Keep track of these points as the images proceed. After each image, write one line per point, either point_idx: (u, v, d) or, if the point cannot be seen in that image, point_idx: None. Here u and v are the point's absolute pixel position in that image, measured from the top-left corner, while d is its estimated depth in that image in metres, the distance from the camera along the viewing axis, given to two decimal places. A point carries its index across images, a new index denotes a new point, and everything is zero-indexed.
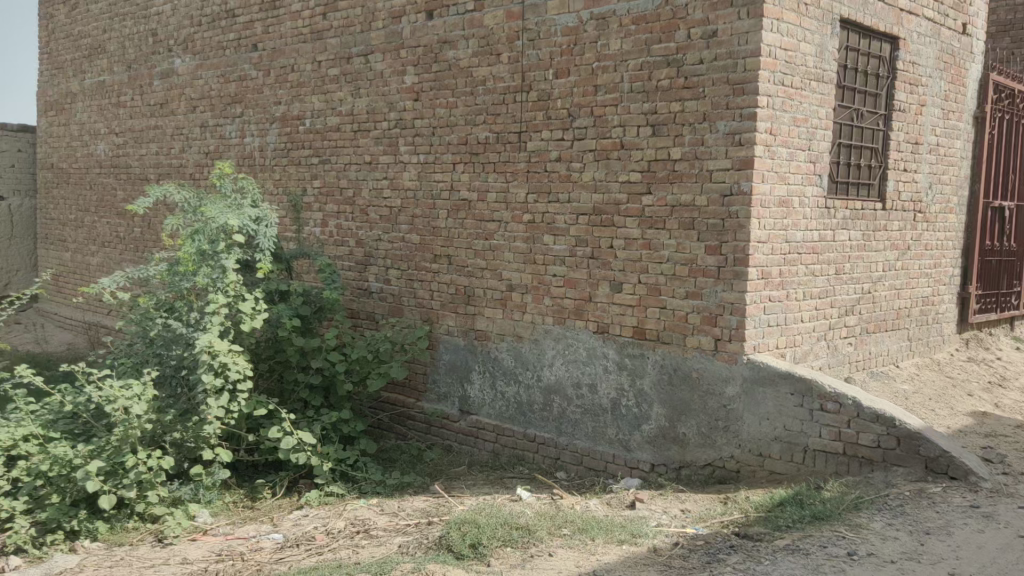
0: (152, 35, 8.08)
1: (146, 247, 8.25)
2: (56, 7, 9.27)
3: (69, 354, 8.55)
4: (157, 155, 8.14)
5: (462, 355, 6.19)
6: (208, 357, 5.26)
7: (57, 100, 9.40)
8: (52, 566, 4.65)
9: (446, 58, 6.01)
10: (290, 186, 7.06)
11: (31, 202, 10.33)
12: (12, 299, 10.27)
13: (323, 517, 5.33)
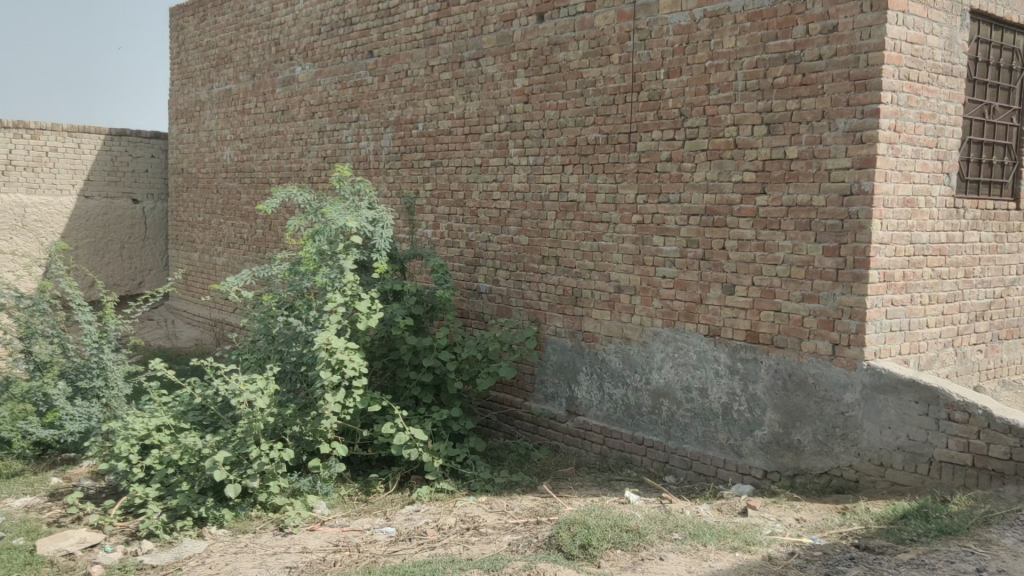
0: (275, 44, 8.43)
1: (268, 248, 8.62)
2: (187, 20, 9.79)
3: (198, 349, 9.00)
4: (279, 159, 8.48)
5: (570, 356, 6.20)
6: (326, 354, 5.45)
7: (187, 108, 9.92)
8: (182, 550, 4.90)
9: (557, 60, 6.03)
10: (404, 188, 7.23)
11: (164, 205, 10.97)
12: (146, 296, 10.86)
13: (433, 513, 5.43)
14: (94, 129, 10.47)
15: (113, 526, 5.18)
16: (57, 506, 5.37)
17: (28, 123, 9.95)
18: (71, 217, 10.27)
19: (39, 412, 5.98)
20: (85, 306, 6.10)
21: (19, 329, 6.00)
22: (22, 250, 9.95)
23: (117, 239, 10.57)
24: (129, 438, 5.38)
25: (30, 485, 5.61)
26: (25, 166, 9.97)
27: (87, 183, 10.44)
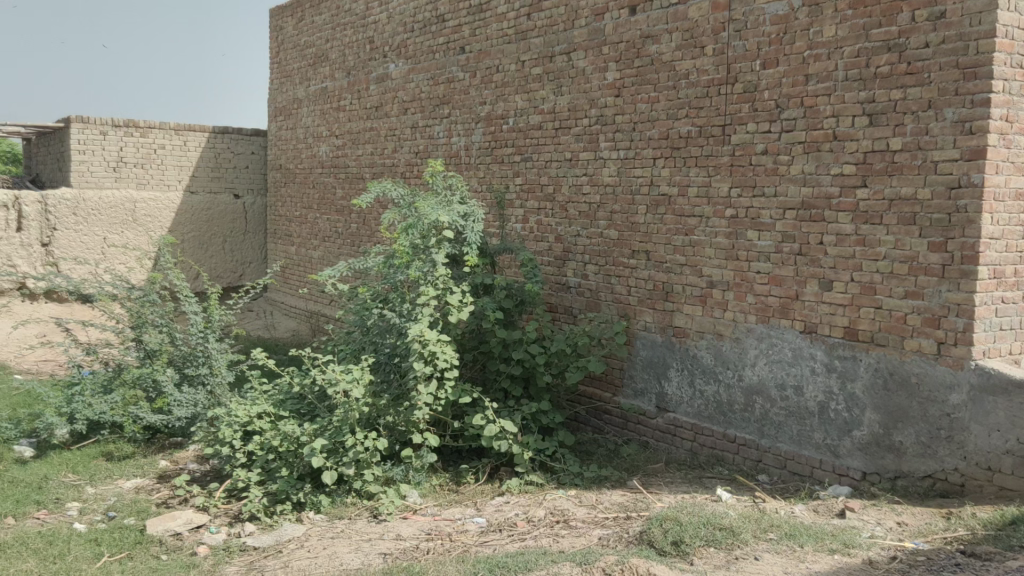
0: (369, 42, 8.60)
1: (362, 242, 8.82)
2: (285, 20, 10.09)
3: (295, 340, 9.28)
4: (373, 155, 8.66)
5: (660, 352, 6.15)
6: (419, 345, 5.54)
7: (285, 106, 10.22)
8: (282, 533, 5.07)
9: (649, 53, 5.98)
10: (494, 183, 7.29)
11: (263, 200, 11.37)
12: (247, 287, 11.30)
13: (523, 505, 5.47)
14: (199, 127, 10.89)
15: (218, 508, 5.39)
16: (166, 488, 5.62)
17: (138, 122, 10.41)
18: (178, 212, 10.61)
19: (149, 397, 6.27)
20: (191, 297, 6.37)
21: (130, 318, 6.26)
22: (132, 243, 10.25)
23: (219, 233, 10.95)
24: (233, 424, 5.63)
25: (140, 467, 5.89)
26: (134, 163, 10.45)
27: (192, 179, 10.88)
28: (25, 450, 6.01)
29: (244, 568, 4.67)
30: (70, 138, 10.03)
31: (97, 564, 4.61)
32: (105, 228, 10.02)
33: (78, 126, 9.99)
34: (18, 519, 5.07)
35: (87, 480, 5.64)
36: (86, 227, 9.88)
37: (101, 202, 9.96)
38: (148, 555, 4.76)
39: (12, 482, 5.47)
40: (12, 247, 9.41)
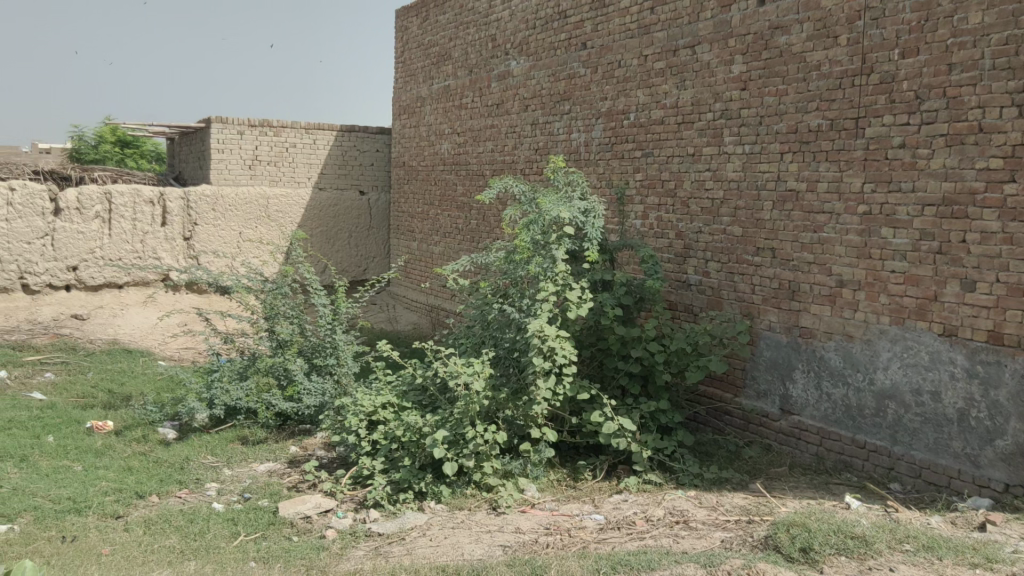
0: (491, 40, 8.71)
1: (481, 238, 8.96)
2: (410, 20, 10.31)
3: (418, 336, 9.53)
4: (493, 152, 8.77)
5: (785, 353, 5.96)
6: (539, 341, 5.56)
7: (409, 104, 10.46)
8: (405, 521, 5.20)
9: (778, 44, 5.81)
10: (614, 179, 7.24)
11: (386, 196, 11.67)
12: (371, 281, 11.65)
13: (642, 504, 5.42)
14: (327, 125, 11.19)
15: (344, 494, 5.57)
16: (295, 472, 5.85)
17: (271, 121, 10.77)
18: (307, 208, 11.03)
19: (281, 385, 6.55)
20: (320, 289, 6.62)
21: (265, 310, 6.60)
22: (266, 238, 10.75)
23: (345, 229, 11.32)
24: (358, 414, 5.85)
25: (272, 452, 6.15)
26: (268, 161, 10.84)
27: (321, 176, 11.24)
28: (169, 432, 6.40)
29: (369, 552, 4.81)
30: (210, 138, 10.47)
31: (234, 543, 4.86)
32: (241, 224, 10.56)
33: (218, 126, 10.41)
34: (162, 497, 5.39)
35: (225, 463, 5.94)
36: (224, 222, 10.43)
37: (237, 198, 10.49)
38: (280, 536, 4.98)
39: (157, 462, 5.82)
40: (158, 241, 10.10)
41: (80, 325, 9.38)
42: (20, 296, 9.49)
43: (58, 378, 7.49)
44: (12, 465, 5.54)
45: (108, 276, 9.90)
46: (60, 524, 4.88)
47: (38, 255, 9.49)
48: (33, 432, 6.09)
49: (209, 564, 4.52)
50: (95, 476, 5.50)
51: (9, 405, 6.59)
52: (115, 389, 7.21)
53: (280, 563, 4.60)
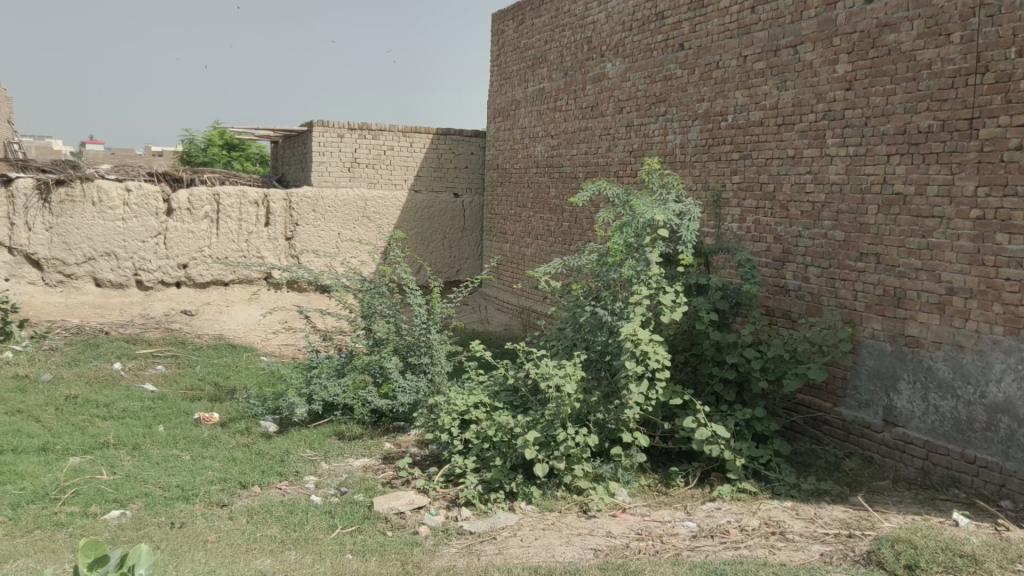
0: (587, 42, 8.70)
1: (574, 240, 8.96)
2: (506, 24, 10.39)
3: (511, 338, 9.61)
4: (587, 155, 8.75)
5: (889, 362, 5.74)
6: (632, 345, 5.51)
7: (505, 107, 10.54)
8: (496, 521, 5.23)
9: (886, 43, 5.61)
10: (710, 181, 7.13)
11: (480, 198, 11.79)
12: (465, 282, 11.79)
13: (736, 513, 5.32)
14: (424, 128, 11.38)
15: (437, 491, 5.64)
16: (389, 469, 5.97)
17: (371, 124, 11.01)
18: (403, 209, 11.22)
19: (376, 382, 6.70)
20: (416, 289, 6.74)
21: (362, 309, 6.78)
22: (364, 238, 10.99)
23: (439, 230, 11.46)
24: (451, 412, 5.92)
25: (368, 448, 6.29)
26: (367, 163, 11.10)
27: (417, 178, 11.42)
28: (271, 425, 6.60)
29: (461, 550, 4.87)
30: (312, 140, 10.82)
31: (332, 535, 5.00)
32: (340, 225, 10.84)
33: (319, 129, 10.74)
34: (264, 488, 5.58)
35: (322, 457, 6.11)
36: (323, 223, 10.75)
37: (337, 199, 10.78)
38: (375, 530, 5.09)
39: (259, 454, 6.03)
40: (262, 240, 10.54)
41: (188, 321, 9.81)
42: (135, 292, 10.09)
43: (168, 370, 7.85)
44: (126, 453, 5.84)
45: (215, 273, 10.38)
46: (169, 511, 5.11)
47: (151, 253, 10.07)
48: (145, 422, 6.41)
49: (308, 555, 4.66)
50: (202, 465, 5.75)
51: (124, 395, 6.95)
52: (220, 382, 7.52)
53: (375, 557, 4.71)
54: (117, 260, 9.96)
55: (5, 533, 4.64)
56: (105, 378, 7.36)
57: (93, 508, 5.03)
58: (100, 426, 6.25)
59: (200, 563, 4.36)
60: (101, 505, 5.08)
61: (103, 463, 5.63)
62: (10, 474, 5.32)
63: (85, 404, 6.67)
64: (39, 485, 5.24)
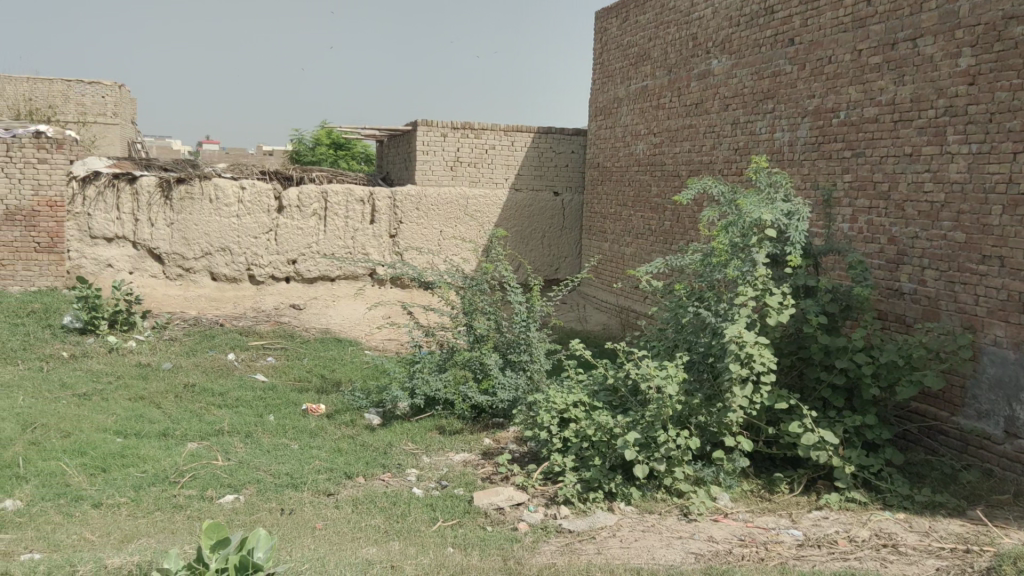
0: (692, 39, 8.58)
1: (675, 239, 8.87)
2: (610, 21, 10.34)
3: (609, 339, 9.64)
4: (690, 153, 8.63)
5: (1012, 371, 5.42)
6: (737, 347, 5.39)
7: (607, 105, 10.49)
8: (595, 521, 5.21)
9: (1013, 35, 5.30)
10: (820, 179, 6.92)
11: (580, 197, 11.61)
12: (563, 280, 11.80)
13: (844, 523, 5.15)
14: (526, 127, 11.22)
15: (535, 488, 5.66)
16: (489, 464, 6.03)
17: (473, 124, 10.92)
18: (504, 207, 11.25)
19: (476, 378, 6.79)
20: (517, 287, 6.79)
21: (464, 305, 6.89)
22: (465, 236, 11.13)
23: (539, 229, 11.45)
24: (551, 410, 5.93)
25: (468, 443, 6.36)
26: (469, 163, 11.06)
27: (517, 177, 11.31)
28: (374, 418, 6.77)
29: (560, 548, 4.88)
30: (416, 140, 10.85)
31: (434, 527, 5.08)
32: (442, 223, 11.00)
33: (423, 129, 10.75)
34: (368, 479, 5.72)
35: (424, 450, 6.22)
36: (425, 221, 10.94)
37: (438, 198, 10.92)
38: (475, 525, 5.15)
39: (363, 446, 6.19)
40: (367, 237, 10.83)
41: (297, 314, 10.18)
42: (248, 286, 10.58)
43: (278, 362, 8.15)
44: (239, 440, 6.10)
45: (323, 269, 10.72)
46: (279, 497, 5.30)
47: (263, 248, 10.52)
48: (257, 411, 6.67)
49: (411, 546, 4.76)
50: (309, 455, 5.94)
51: (237, 384, 7.25)
52: (327, 375, 7.76)
53: (477, 551, 4.76)
54: (232, 255, 10.45)
55: (129, 513, 4.91)
56: (220, 368, 7.69)
57: (210, 492, 5.26)
58: (215, 414, 6.54)
59: (310, 549, 4.51)
60: (216, 489, 5.32)
61: (218, 449, 5.89)
62: (133, 457, 5.63)
63: (201, 392, 7.00)
64: (160, 468, 5.52)
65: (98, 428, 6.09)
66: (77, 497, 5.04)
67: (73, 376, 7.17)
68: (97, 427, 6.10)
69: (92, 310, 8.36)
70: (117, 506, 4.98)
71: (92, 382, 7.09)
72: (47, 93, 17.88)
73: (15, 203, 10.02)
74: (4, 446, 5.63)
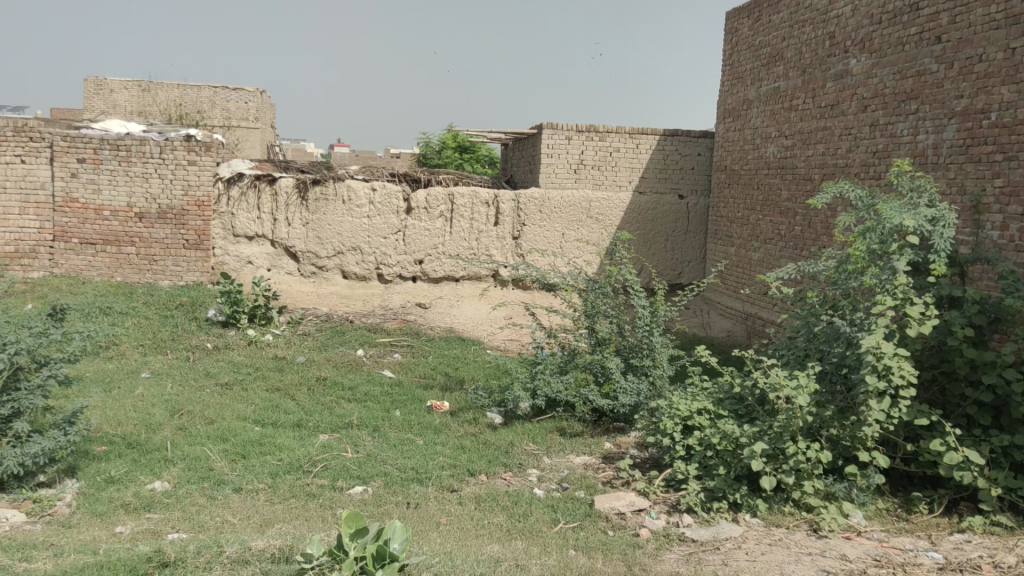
0: (829, 38, 8.28)
1: (806, 245, 8.61)
2: (741, 21, 10.10)
3: (734, 347, 9.46)
4: (824, 155, 8.34)
5: None
6: (874, 358, 5.15)
7: (736, 107, 10.26)
8: (719, 531, 5.09)
9: None
10: (967, 184, 6.54)
11: (706, 200, 11.33)
12: (686, 285, 11.58)
13: (989, 547, 4.86)
14: (651, 130, 11.10)
15: (657, 495, 5.58)
16: (610, 468, 6.00)
17: (598, 126, 10.91)
18: (627, 210, 11.15)
19: (598, 381, 6.79)
20: (641, 291, 6.73)
21: (587, 308, 6.90)
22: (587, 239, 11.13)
23: (663, 232, 11.27)
24: (674, 417, 5.84)
25: (589, 446, 6.37)
26: (593, 165, 11.05)
27: (642, 180, 11.22)
28: (496, 416, 6.86)
29: (684, 557, 4.79)
30: (541, 142, 10.96)
31: (556, 528, 5.10)
32: (565, 225, 11.02)
33: (548, 132, 10.84)
34: (490, 477, 5.80)
35: (545, 451, 6.26)
36: (549, 223, 11.00)
37: (562, 201, 10.95)
38: (597, 528, 5.13)
39: (485, 444, 6.28)
40: (491, 239, 11.02)
41: (422, 313, 10.44)
42: (376, 284, 10.97)
43: (404, 359, 8.37)
44: (368, 433, 6.30)
45: (448, 269, 10.98)
46: (405, 491, 5.44)
47: (392, 248, 10.88)
48: (384, 406, 6.88)
49: (534, 546, 4.79)
50: (434, 451, 6.07)
51: (366, 379, 7.50)
52: (451, 373, 7.92)
53: (600, 554, 4.76)
54: (362, 255, 10.87)
55: (266, 499, 5.15)
56: (350, 363, 7.97)
57: (340, 483, 5.45)
58: (345, 407, 6.79)
59: (437, 543, 4.61)
60: (346, 480, 5.50)
61: (348, 442, 6.10)
62: (270, 446, 5.90)
63: (332, 385, 7.27)
64: (295, 457, 5.76)
65: (238, 416, 6.41)
66: (220, 482, 5.32)
67: (216, 366, 7.60)
68: (237, 415, 6.43)
69: (233, 304, 8.80)
70: (255, 492, 5.23)
71: (233, 372, 7.49)
72: (196, 98, 18.86)
73: (166, 203, 10.70)
74: (154, 430, 6.03)
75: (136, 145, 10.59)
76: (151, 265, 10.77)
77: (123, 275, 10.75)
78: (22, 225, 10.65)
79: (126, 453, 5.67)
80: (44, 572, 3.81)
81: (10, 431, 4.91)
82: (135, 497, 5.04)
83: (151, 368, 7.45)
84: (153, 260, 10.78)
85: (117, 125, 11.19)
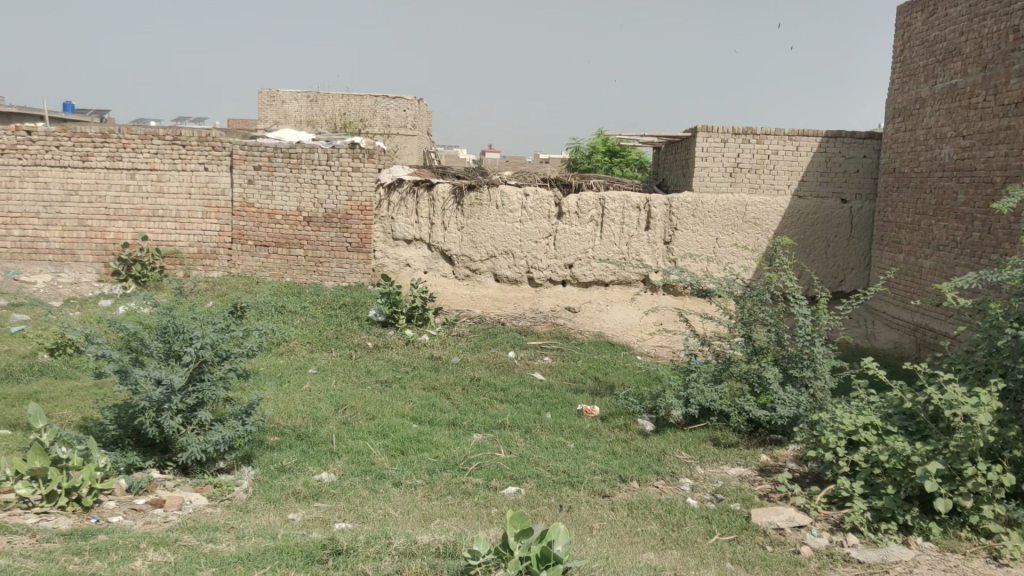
0: (1013, 31, 7.72)
1: (987, 253, 8.06)
2: (914, 15, 9.55)
3: (902, 360, 8.98)
4: (1007, 157, 7.77)
5: None
6: None
7: (906, 106, 9.72)
8: (888, 553, 4.79)
9: None
10: None
11: (871, 205, 10.78)
12: (848, 293, 11.05)
13: None
14: (812, 132, 10.71)
15: (818, 512, 5.35)
16: (767, 482, 5.81)
17: (756, 129, 10.61)
18: (785, 215, 10.76)
19: (754, 392, 6.64)
20: (803, 299, 6.47)
21: (744, 316, 6.73)
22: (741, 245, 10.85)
23: (823, 237, 10.80)
24: (837, 431, 5.58)
25: (744, 457, 6.20)
26: (749, 169, 10.74)
27: (801, 184, 10.80)
28: (648, 424, 6.82)
29: None
30: (695, 146, 10.79)
31: (711, 540, 4.99)
32: (718, 230, 10.78)
33: (703, 134, 10.67)
34: (641, 484, 5.74)
35: (698, 461, 6.14)
36: (701, 228, 10.79)
37: (716, 205, 10.72)
38: (754, 542, 4.98)
39: (637, 451, 6.24)
40: (641, 244, 10.94)
41: (571, 316, 10.44)
42: (527, 288, 11.13)
43: (554, 362, 8.44)
44: (520, 435, 6.39)
45: (597, 274, 11.01)
46: (558, 493, 5.48)
47: (542, 253, 11.00)
48: (535, 408, 6.95)
49: (690, 557, 4.71)
50: (586, 455, 6.08)
51: (517, 381, 7.61)
52: (601, 377, 7.91)
53: (758, 570, 4.61)
54: (514, 258, 11.06)
55: (424, 495, 5.30)
56: (503, 364, 8.11)
57: (495, 482, 5.55)
58: (498, 408, 6.91)
59: (593, 548, 4.61)
60: (500, 480, 5.60)
61: (500, 442, 6.21)
62: (427, 443, 6.08)
63: (486, 386, 7.41)
64: (450, 455, 5.91)
65: (397, 413, 6.65)
66: (381, 475, 5.53)
67: (377, 364, 7.92)
68: (396, 412, 6.68)
69: (393, 304, 9.17)
70: (414, 487, 5.40)
71: (393, 370, 7.78)
72: (358, 108, 19.78)
73: (332, 207, 11.25)
74: (321, 423, 6.35)
75: (305, 153, 11.19)
76: (317, 267, 11.35)
77: (292, 274, 11.39)
78: (204, 228, 11.50)
79: (297, 443, 6.01)
80: (231, 553, 4.08)
81: (195, 419, 5.32)
82: (304, 486, 5.32)
83: (318, 364, 7.86)
84: (319, 261, 11.35)
85: (289, 134, 11.89)
